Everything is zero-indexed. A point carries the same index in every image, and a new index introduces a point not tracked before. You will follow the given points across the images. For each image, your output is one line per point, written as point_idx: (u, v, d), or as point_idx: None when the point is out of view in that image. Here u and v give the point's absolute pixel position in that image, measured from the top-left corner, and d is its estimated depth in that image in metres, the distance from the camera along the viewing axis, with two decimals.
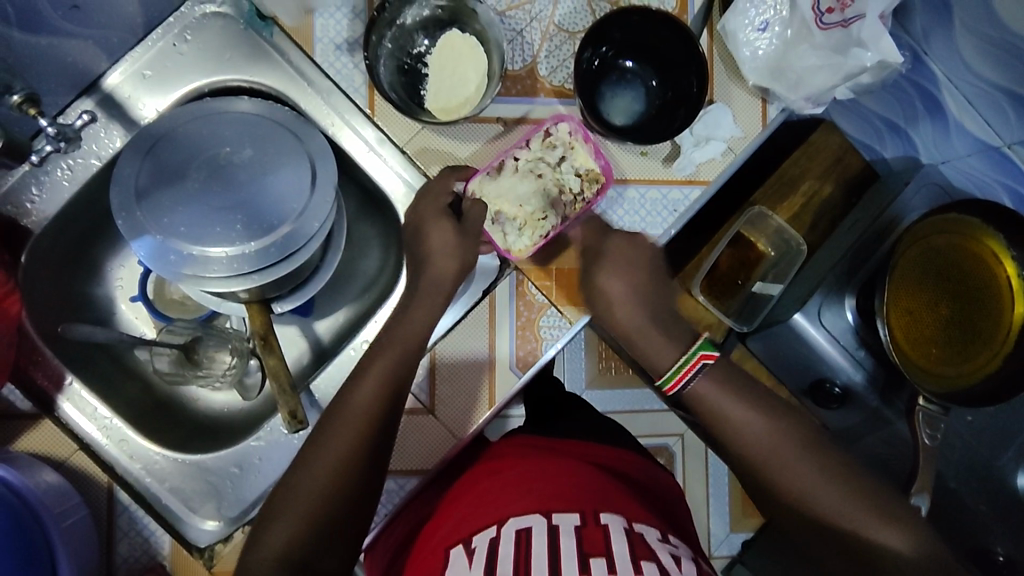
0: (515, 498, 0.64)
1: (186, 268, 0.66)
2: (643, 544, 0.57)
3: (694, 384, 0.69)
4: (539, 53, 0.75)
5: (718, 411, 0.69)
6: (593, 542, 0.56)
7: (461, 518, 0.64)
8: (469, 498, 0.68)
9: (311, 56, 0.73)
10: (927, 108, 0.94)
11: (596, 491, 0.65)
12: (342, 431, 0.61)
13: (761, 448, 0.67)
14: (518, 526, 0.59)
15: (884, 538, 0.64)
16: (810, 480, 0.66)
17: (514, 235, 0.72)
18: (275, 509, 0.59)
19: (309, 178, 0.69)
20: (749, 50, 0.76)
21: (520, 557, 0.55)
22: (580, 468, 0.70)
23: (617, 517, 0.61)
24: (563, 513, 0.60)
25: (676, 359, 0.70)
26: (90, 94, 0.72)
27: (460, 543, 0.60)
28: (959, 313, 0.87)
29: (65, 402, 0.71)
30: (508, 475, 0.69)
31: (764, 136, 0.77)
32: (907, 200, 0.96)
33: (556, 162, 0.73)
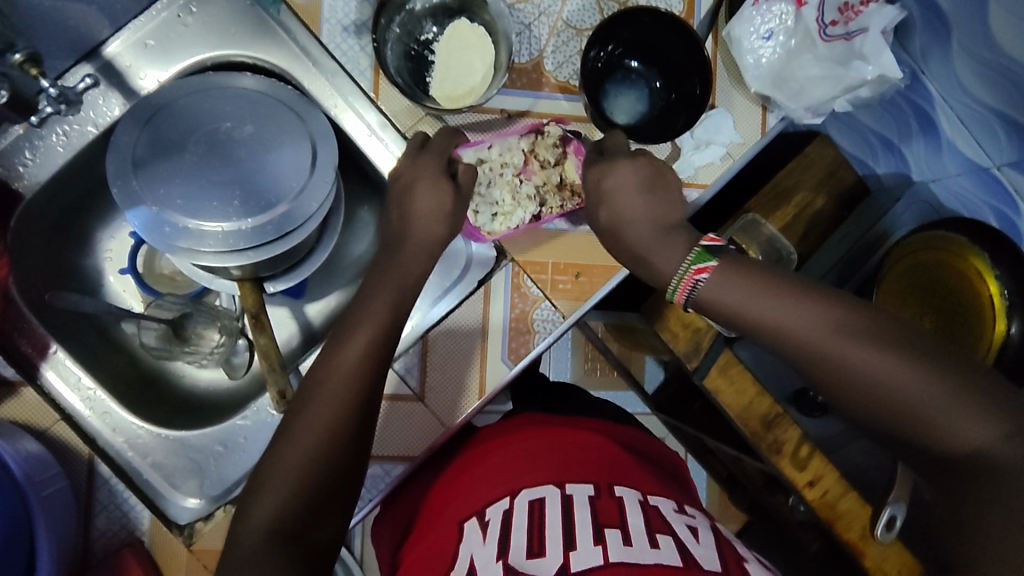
0: (524, 472, 0.64)
1: (180, 241, 0.66)
2: (659, 516, 0.58)
3: (706, 285, 0.63)
4: (546, 48, 0.76)
5: (752, 310, 0.62)
6: (607, 514, 0.57)
7: (469, 494, 0.64)
8: (474, 473, 0.67)
9: (317, 36, 0.73)
10: (922, 127, 0.95)
11: (610, 463, 0.65)
12: (334, 389, 0.60)
13: (814, 336, 0.60)
14: (531, 498, 0.60)
15: (971, 427, 0.56)
16: (874, 366, 0.58)
17: (486, 217, 0.73)
18: (261, 482, 0.58)
19: (310, 159, 0.69)
20: (753, 58, 0.76)
21: (534, 529, 0.56)
22: (587, 437, 0.70)
23: (632, 490, 0.62)
24: (577, 484, 0.61)
25: (676, 267, 0.65)
26: (90, 61, 0.71)
27: (473, 516, 0.61)
28: (945, 325, 0.89)
29: (49, 371, 0.70)
30: (513, 450, 0.68)
31: (762, 144, 0.78)
32: (897, 216, 1.03)
33: (545, 164, 0.73)
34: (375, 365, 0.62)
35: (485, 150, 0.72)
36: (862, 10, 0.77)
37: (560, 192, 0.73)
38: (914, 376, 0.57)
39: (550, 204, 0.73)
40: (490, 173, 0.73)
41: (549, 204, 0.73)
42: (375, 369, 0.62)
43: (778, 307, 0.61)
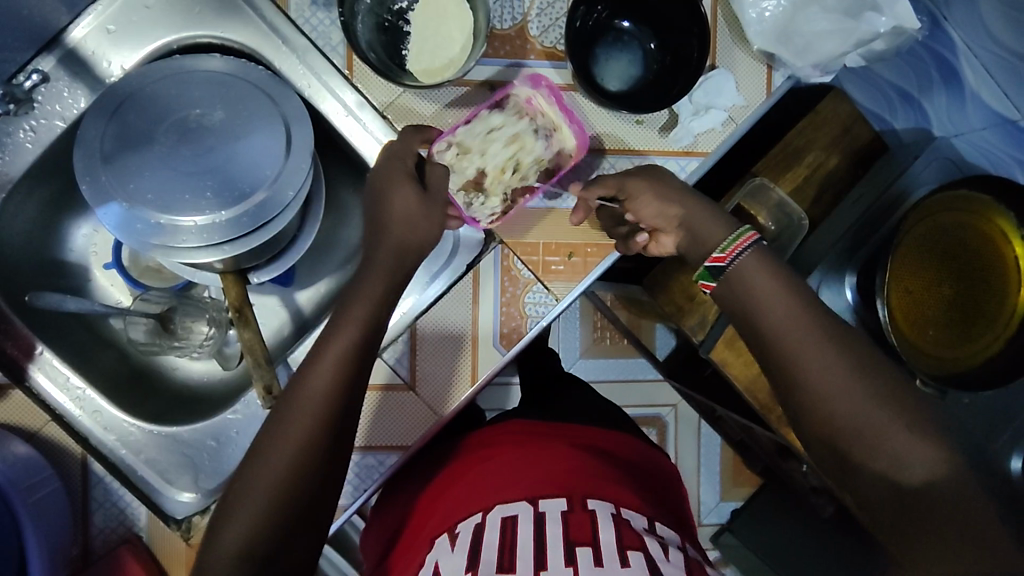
0: (502, 487, 0.63)
1: (154, 238, 0.63)
2: (630, 530, 0.57)
3: (743, 259, 0.64)
4: (531, 12, 0.71)
5: (755, 287, 0.63)
6: (579, 531, 0.56)
7: (447, 509, 0.64)
8: (458, 485, 0.66)
9: (285, 12, 0.69)
10: (943, 77, 0.91)
11: (586, 476, 0.63)
12: (299, 408, 0.58)
13: (802, 336, 0.60)
14: (503, 514, 0.59)
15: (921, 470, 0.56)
16: (842, 379, 0.58)
17: (482, 205, 0.69)
18: (231, 500, 0.56)
19: (284, 145, 0.66)
20: (755, 12, 0.70)
21: (504, 546, 0.55)
22: (568, 451, 0.68)
23: (606, 502, 0.60)
24: (551, 498, 0.60)
25: (722, 239, 0.66)
26: (52, 51, 0.68)
27: (446, 529, 0.60)
28: (963, 294, 0.84)
29: (36, 372, 0.69)
30: (497, 463, 0.67)
31: (768, 105, 0.73)
32: (918, 173, 0.92)
33: (524, 126, 0.69)
34: (357, 360, 0.60)
35: (465, 131, 0.68)
36: None
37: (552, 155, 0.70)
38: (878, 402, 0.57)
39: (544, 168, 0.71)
40: (474, 156, 0.69)
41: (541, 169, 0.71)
42: (354, 367, 0.60)
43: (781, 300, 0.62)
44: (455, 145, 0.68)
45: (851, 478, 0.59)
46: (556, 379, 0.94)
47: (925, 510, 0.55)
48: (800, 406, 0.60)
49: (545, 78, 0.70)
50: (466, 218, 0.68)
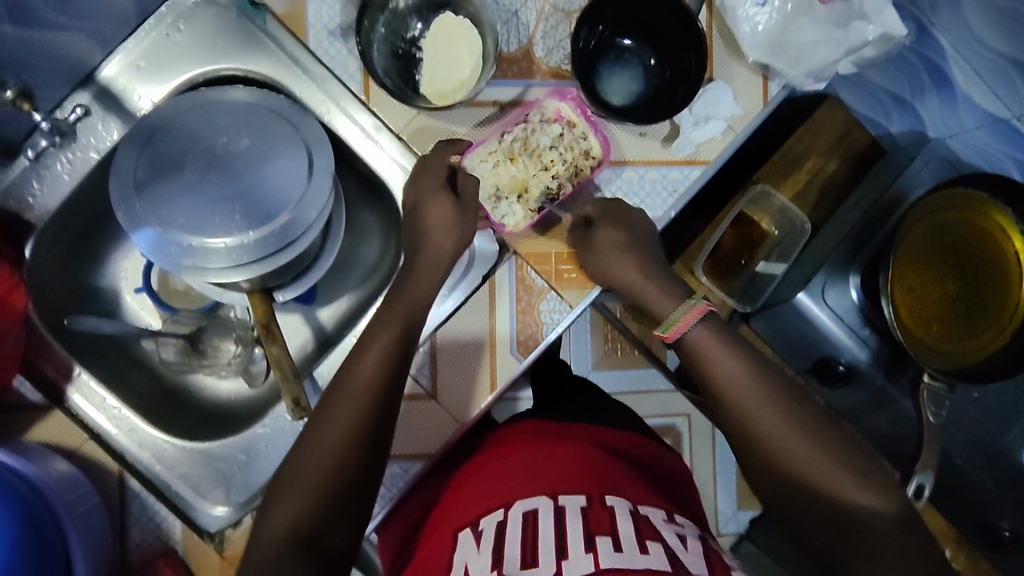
0: (525, 483, 0.65)
1: (186, 260, 0.67)
2: (648, 524, 0.59)
3: (692, 333, 0.68)
4: (535, 34, 0.74)
5: (706, 358, 0.67)
6: (598, 523, 0.58)
7: (465, 506, 0.66)
8: (475, 484, 0.68)
9: (304, 43, 0.73)
10: (934, 80, 0.93)
11: (603, 476, 0.66)
12: (344, 411, 0.62)
13: (745, 396, 0.65)
14: (525, 509, 0.60)
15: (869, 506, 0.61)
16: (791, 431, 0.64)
17: (510, 211, 0.74)
18: (277, 489, 0.60)
19: (306, 168, 0.70)
20: (748, 26, 0.74)
21: (527, 540, 0.57)
22: (583, 449, 0.71)
23: (623, 498, 0.62)
24: (569, 494, 0.62)
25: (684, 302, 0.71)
26: (87, 87, 0.72)
27: (468, 526, 0.62)
28: (966, 288, 0.86)
29: (74, 393, 0.72)
30: (514, 461, 0.69)
31: (764, 114, 0.75)
32: (913, 175, 0.95)
33: (553, 137, 0.74)
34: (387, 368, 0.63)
35: (497, 142, 0.73)
36: None
37: (578, 162, 0.74)
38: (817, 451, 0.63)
39: (571, 175, 0.74)
40: (504, 166, 0.74)
41: (567, 177, 0.74)
42: (389, 375, 0.63)
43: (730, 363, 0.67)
44: (485, 155, 0.73)
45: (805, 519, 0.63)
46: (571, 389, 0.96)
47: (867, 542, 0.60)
48: (756, 460, 0.65)
49: (570, 90, 0.74)
50: (492, 224, 0.74)
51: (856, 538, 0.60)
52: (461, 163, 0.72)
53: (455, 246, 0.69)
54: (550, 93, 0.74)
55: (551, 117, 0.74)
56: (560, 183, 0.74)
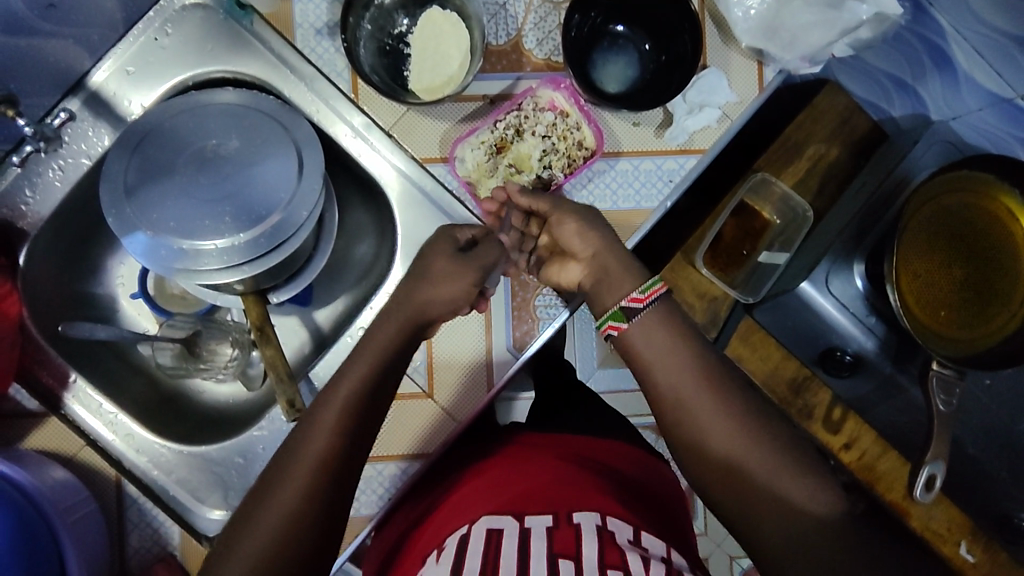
0: (491, 499, 0.65)
1: (178, 263, 0.67)
2: (613, 545, 0.56)
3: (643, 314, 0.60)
4: (525, 26, 0.73)
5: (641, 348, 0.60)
6: (563, 544, 0.56)
7: (442, 522, 0.65)
8: (455, 502, 0.67)
9: (291, 42, 0.73)
10: (936, 63, 0.91)
11: (574, 493, 0.63)
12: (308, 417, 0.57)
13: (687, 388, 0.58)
14: (489, 526, 0.60)
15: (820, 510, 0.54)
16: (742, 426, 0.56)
17: None
18: (231, 538, 0.52)
19: (296, 168, 0.69)
20: (740, 11, 0.72)
21: (488, 555, 0.55)
22: (559, 465, 0.69)
23: (592, 514, 0.60)
24: (536, 515, 0.60)
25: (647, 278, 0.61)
26: (77, 93, 0.72)
27: (432, 549, 0.61)
28: (974, 274, 0.84)
29: (72, 401, 0.72)
30: (490, 480, 0.68)
31: (760, 101, 0.73)
32: (918, 158, 0.92)
33: (546, 126, 0.74)
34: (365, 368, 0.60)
35: (488, 131, 0.73)
36: None
37: (570, 152, 0.74)
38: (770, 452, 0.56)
39: (562, 166, 0.73)
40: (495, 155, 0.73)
41: (560, 167, 0.73)
42: (363, 410, 0.58)
43: (673, 353, 0.59)
44: (477, 144, 0.73)
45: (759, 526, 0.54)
46: (571, 388, 0.94)
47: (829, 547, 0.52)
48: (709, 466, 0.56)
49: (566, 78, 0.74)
50: (478, 211, 0.73)
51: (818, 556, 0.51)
52: (450, 153, 0.73)
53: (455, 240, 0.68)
54: (545, 81, 0.73)
55: (544, 106, 0.74)
56: (552, 173, 0.74)
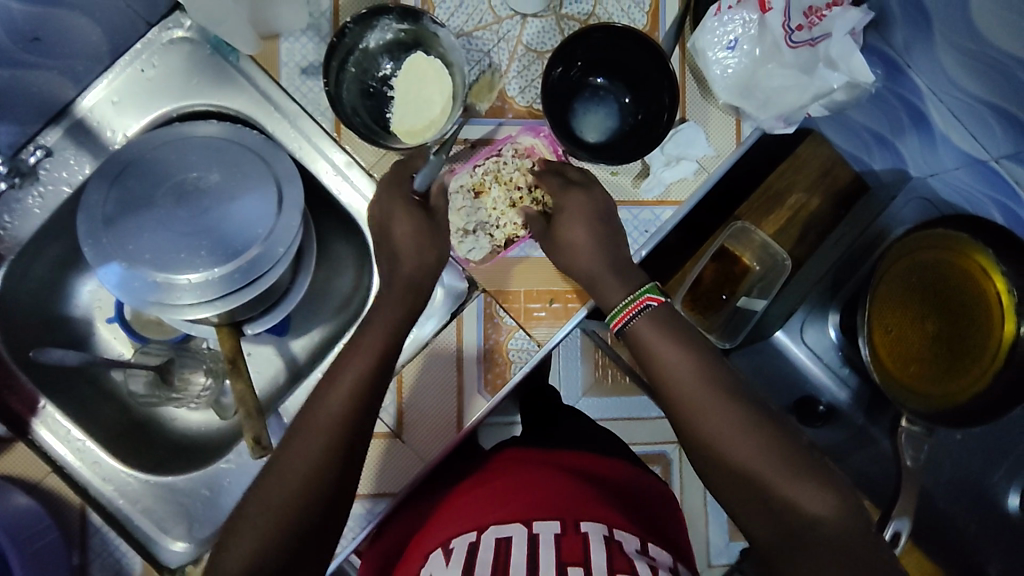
0: (496, 507, 0.65)
1: (151, 296, 0.67)
2: (621, 555, 0.58)
3: (634, 322, 0.64)
4: (508, 74, 0.75)
5: (650, 350, 0.63)
6: (571, 552, 0.58)
7: (442, 528, 0.66)
8: (453, 509, 0.69)
9: (276, 81, 0.73)
10: (913, 120, 0.90)
11: (578, 500, 0.65)
12: (320, 419, 0.58)
13: (690, 393, 0.61)
14: (498, 535, 0.61)
15: (811, 503, 0.57)
16: (742, 428, 0.59)
17: (473, 245, 0.73)
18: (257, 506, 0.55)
19: (275, 203, 0.70)
20: (719, 69, 0.73)
21: (497, 564, 0.58)
22: (557, 476, 0.70)
23: (598, 524, 0.62)
24: (543, 520, 0.62)
25: (620, 299, 0.65)
26: (60, 122, 0.72)
27: (438, 547, 0.63)
28: (948, 329, 0.85)
29: (39, 426, 0.72)
30: (486, 491, 0.69)
31: (737, 155, 0.75)
32: (897, 213, 0.96)
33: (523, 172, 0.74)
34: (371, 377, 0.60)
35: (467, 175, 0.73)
36: (827, 13, 0.71)
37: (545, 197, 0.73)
38: (769, 457, 0.58)
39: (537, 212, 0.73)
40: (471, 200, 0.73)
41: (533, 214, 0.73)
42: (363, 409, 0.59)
43: (674, 355, 0.62)
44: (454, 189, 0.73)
45: (751, 525, 0.58)
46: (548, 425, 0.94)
47: (818, 553, 0.55)
48: (706, 466, 0.60)
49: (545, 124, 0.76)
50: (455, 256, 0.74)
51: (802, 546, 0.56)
52: None
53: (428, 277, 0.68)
54: (525, 128, 0.75)
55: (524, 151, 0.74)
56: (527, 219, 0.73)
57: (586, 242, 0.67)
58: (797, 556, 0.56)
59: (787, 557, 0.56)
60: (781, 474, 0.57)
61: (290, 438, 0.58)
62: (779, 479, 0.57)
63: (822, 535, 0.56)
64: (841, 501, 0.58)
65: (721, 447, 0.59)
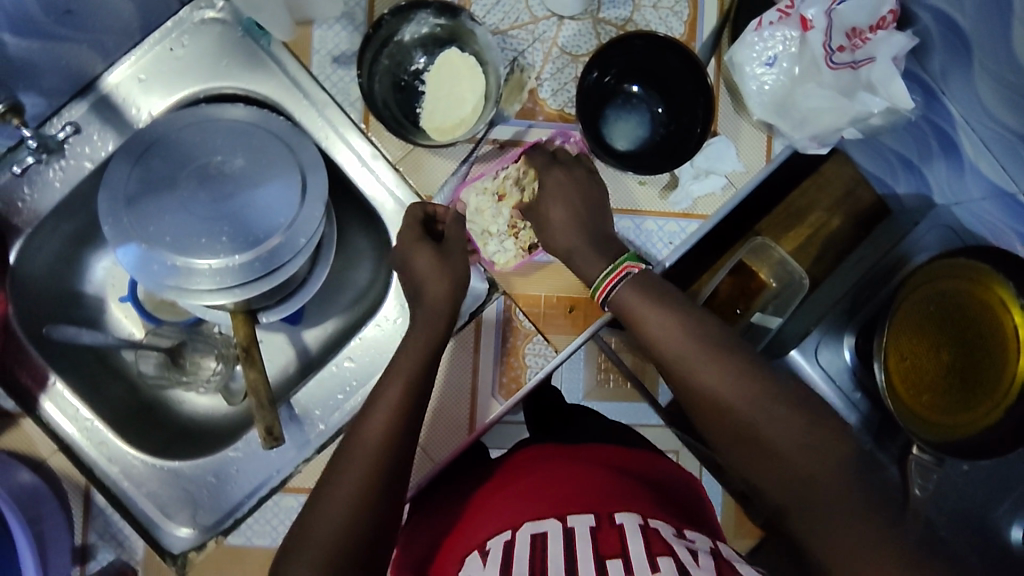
0: (532, 505, 0.65)
1: (169, 279, 0.66)
2: (659, 538, 0.57)
3: (619, 292, 0.64)
4: (541, 75, 0.74)
5: (639, 316, 0.64)
6: (608, 544, 0.57)
7: (480, 527, 0.66)
8: (487, 510, 0.68)
9: (307, 67, 0.72)
10: (942, 146, 0.91)
11: (614, 492, 0.65)
12: (360, 453, 0.59)
13: (681, 352, 0.62)
14: (534, 531, 0.60)
15: (806, 444, 0.58)
16: (738, 383, 0.60)
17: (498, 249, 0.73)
18: (305, 528, 0.57)
19: (299, 192, 0.69)
20: (755, 84, 0.72)
21: (535, 557, 0.57)
22: (592, 471, 0.70)
23: (632, 515, 0.61)
24: (577, 515, 0.62)
25: (602, 266, 0.66)
26: (87, 96, 0.71)
27: (476, 548, 0.62)
28: (963, 360, 0.84)
29: (46, 401, 0.71)
30: (517, 490, 0.69)
31: (766, 172, 0.74)
32: (918, 239, 0.93)
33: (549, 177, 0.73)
34: (413, 397, 0.62)
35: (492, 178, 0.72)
36: (870, 38, 0.72)
37: None
38: (759, 408, 0.59)
39: None
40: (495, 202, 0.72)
41: None
42: (404, 435, 0.61)
43: (662, 318, 0.63)
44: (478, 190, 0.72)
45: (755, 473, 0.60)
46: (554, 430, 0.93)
47: (818, 493, 0.56)
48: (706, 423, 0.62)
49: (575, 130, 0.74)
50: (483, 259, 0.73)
51: (806, 489, 0.57)
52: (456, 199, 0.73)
53: (449, 275, 0.67)
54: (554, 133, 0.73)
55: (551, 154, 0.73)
56: None
57: (603, 245, 0.67)
58: (800, 499, 0.57)
59: (794, 503, 0.57)
60: (776, 420, 0.59)
61: (336, 466, 0.59)
62: (775, 426, 0.59)
63: (823, 473, 0.57)
64: (837, 438, 0.59)
65: (717, 401, 0.60)
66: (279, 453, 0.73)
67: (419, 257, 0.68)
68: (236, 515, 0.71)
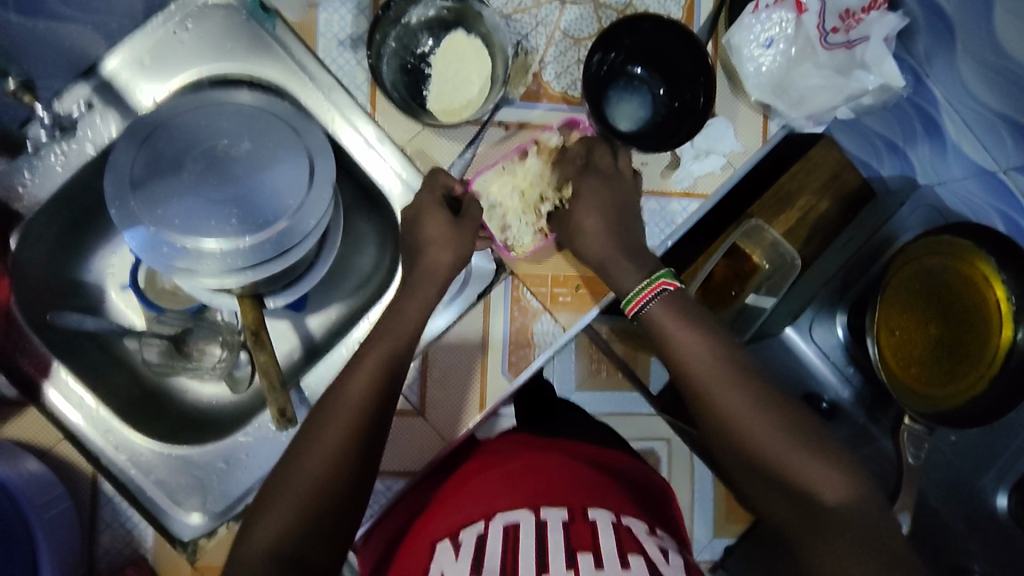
0: (501, 497, 0.66)
1: (179, 261, 0.66)
2: (630, 537, 0.59)
3: (651, 309, 0.67)
4: (544, 58, 0.75)
5: (666, 336, 0.66)
6: (580, 539, 0.58)
7: (453, 512, 0.66)
8: (462, 498, 0.68)
9: (312, 50, 0.73)
10: (926, 129, 0.94)
11: (585, 486, 0.67)
12: (331, 430, 0.59)
13: (704, 373, 0.65)
14: (505, 522, 0.61)
15: (824, 480, 0.60)
16: (753, 411, 0.63)
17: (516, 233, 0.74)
18: (264, 503, 0.56)
19: (307, 175, 0.69)
20: (753, 66, 0.75)
21: (507, 548, 0.57)
22: (566, 464, 0.71)
23: (605, 511, 0.63)
24: (550, 508, 0.63)
25: (634, 284, 0.68)
26: (88, 80, 0.70)
27: (446, 536, 0.63)
28: (949, 335, 0.87)
29: (50, 388, 0.70)
30: (495, 475, 0.70)
31: (763, 152, 0.77)
32: (904, 219, 0.98)
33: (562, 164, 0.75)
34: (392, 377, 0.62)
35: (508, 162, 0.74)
36: (863, 19, 0.75)
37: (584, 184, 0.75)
38: (783, 437, 0.62)
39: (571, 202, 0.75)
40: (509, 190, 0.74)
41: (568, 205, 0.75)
42: (370, 425, 0.60)
43: (688, 340, 0.66)
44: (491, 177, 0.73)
45: (771, 503, 0.63)
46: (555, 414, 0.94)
47: (833, 532, 0.58)
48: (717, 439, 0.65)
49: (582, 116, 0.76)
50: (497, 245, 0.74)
51: (820, 523, 0.59)
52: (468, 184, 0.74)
53: (458, 250, 0.68)
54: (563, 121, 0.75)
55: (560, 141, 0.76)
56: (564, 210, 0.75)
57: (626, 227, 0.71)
58: (808, 527, 0.60)
59: (803, 535, 0.60)
60: (790, 453, 0.61)
61: (306, 437, 0.59)
62: (790, 456, 0.61)
63: (845, 516, 0.59)
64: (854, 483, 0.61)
65: (731, 424, 0.63)
66: (291, 437, 0.72)
67: (430, 235, 0.68)
68: (246, 500, 0.70)
